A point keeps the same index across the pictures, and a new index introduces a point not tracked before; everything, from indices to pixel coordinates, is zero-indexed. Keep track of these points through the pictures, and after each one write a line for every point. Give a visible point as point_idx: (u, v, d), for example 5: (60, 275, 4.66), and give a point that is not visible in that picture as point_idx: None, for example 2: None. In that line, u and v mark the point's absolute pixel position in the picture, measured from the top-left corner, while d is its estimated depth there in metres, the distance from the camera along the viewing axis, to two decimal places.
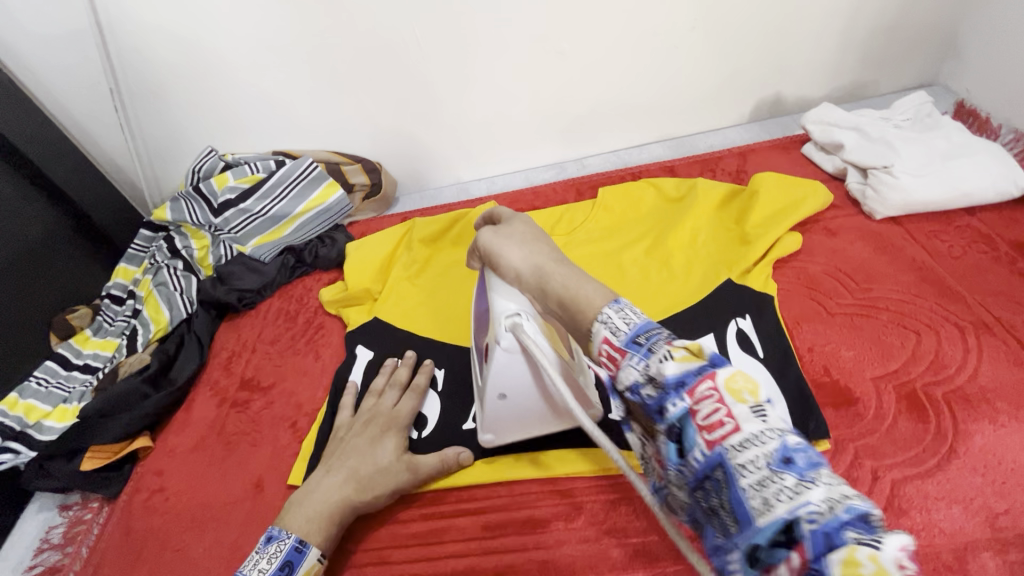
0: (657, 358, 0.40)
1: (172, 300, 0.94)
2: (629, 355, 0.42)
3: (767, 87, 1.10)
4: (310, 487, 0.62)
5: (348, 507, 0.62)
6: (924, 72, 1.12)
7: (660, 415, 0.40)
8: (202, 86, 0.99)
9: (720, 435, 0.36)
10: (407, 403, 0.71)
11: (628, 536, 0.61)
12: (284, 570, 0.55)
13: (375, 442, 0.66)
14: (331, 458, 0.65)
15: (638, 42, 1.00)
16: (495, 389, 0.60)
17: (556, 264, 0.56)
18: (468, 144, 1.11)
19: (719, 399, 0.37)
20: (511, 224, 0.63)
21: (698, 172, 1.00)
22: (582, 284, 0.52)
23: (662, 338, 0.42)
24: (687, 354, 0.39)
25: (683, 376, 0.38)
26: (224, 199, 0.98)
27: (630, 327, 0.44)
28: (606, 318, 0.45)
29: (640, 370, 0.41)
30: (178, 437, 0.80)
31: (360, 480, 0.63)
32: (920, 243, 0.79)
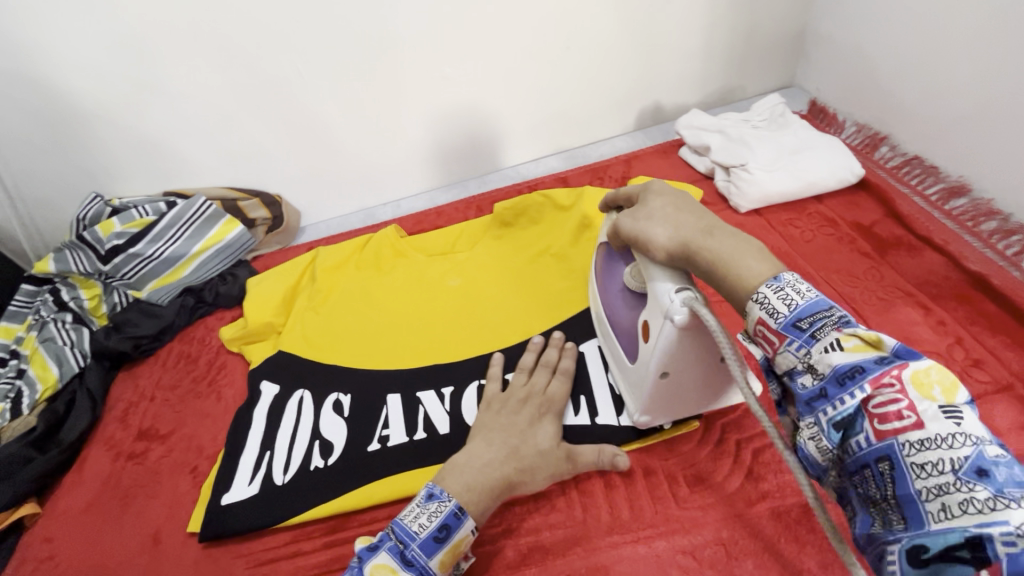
0: (822, 347, 0.42)
1: (62, 355, 0.88)
2: (788, 338, 0.44)
3: (645, 97, 1.18)
4: (467, 454, 0.61)
5: (507, 484, 0.60)
6: (783, 74, 1.24)
7: (813, 405, 0.43)
8: (78, 132, 0.97)
9: (895, 427, 0.38)
10: (558, 388, 0.70)
11: (521, 536, 0.63)
12: (443, 531, 0.54)
13: (536, 421, 0.65)
14: (486, 428, 0.64)
15: (516, 65, 1.06)
16: (657, 366, 0.58)
17: (704, 235, 0.51)
18: (368, 170, 1.13)
19: (901, 390, 0.39)
20: (647, 202, 0.58)
21: (588, 181, 1.06)
22: (747, 256, 0.48)
23: (825, 323, 0.43)
24: (905, 375, 0.39)
25: (858, 365, 0.40)
26: (111, 245, 0.94)
27: (790, 308, 0.44)
28: (762, 297, 0.45)
29: (799, 355, 0.44)
30: (69, 499, 0.76)
31: (517, 456, 0.61)
32: (778, 231, 0.87)
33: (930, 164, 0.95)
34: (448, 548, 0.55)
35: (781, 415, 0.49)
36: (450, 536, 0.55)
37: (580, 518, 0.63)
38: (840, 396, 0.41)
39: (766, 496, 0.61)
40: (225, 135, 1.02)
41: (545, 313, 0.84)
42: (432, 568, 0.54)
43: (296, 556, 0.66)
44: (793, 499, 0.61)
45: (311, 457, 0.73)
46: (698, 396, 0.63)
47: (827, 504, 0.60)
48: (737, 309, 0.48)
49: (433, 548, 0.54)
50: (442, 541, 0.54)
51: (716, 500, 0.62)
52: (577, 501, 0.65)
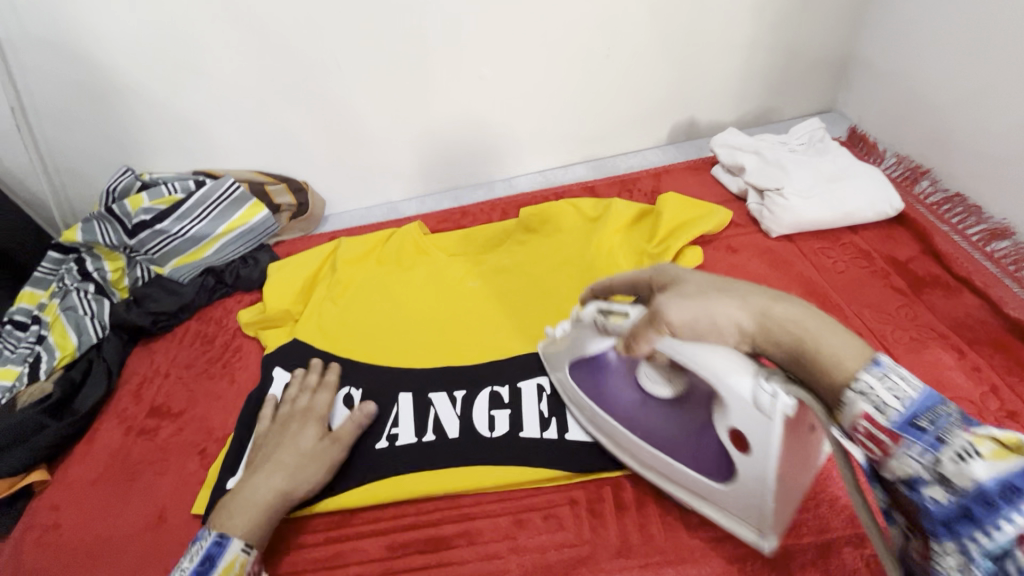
0: (953, 453, 0.37)
1: (81, 325, 0.90)
2: (904, 439, 0.39)
3: (681, 112, 1.16)
4: (250, 487, 0.62)
5: (281, 503, 0.63)
6: (823, 99, 1.21)
7: (879, 463, 0.41)
8: (114, 106, 0.97)
9: (959, 484, 0.37)
10: (319, 399, 0.74)
11: (528, 550, 0.62)
12: (204, 564, 0.55)
13: (279, 439, 0.68)
14: (268, 459, 0.65)
15: (553, 70, 1.05)
16: (772, 472, 0.48)
17: (778, 301, 0.45)
18: (395, 164, 1.12)
19: None
20: (683, 281, 0.50)
21: (616, 193, 1.05)
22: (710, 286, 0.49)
23: (951, 422, 0.38)
24: (998, 450, 0.36)
25: (1005, 477, 0.36)
26: (138, 220, 0.95)
27: (901, 404, 0.39)
28: (863, 387, 0.40)
29: (923, 461, 0.38)
30: (78, 469, 0.77)
31: (289, 470, 0.64)
32: (809, 259, 0.85)
33: (972, 203, 0.92)
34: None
35: (888, 524, 0.44)
36: (214, 566, 0.55)
37: (587, 538, 0.62)
38: (990, 521, 0.36)
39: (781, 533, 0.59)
40: (257, 119, 1.02)
41: None
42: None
43: (296, 549, 0.65)
44: (810, 539, 0.59)
45: None
46: (804, 472, 0.51)
47: (846, 548, 0.58)
48: (827, 406, 0.42)
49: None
50: (207, 572, 0.54)
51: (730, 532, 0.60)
52: (584, 521, 0.63)
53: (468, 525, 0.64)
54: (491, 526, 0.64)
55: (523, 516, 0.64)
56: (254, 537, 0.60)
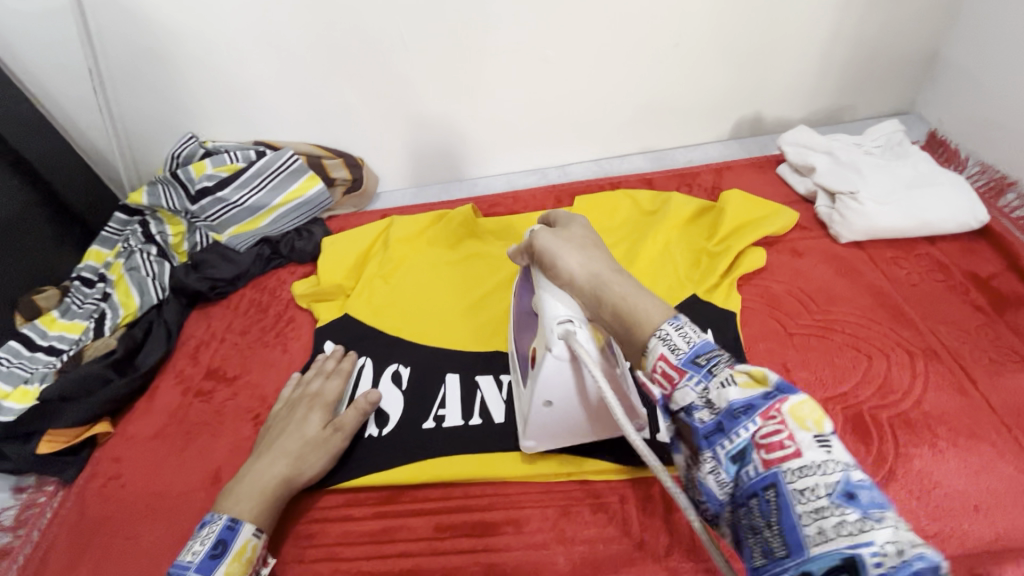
0: (718, 382, 0.42)
1: (143, 285, 0.94)
2: (687, 374, 0.43)
3: (748, 106, 1.12)
4: (254, 473, 0.63)
5: (284, 490, 0.63)
6: (900, 99, 1.14)
7: (711, 440, 0.41)
8: (183, 74, 0.99)
9: (779, 456, 0.37)
10: (331, 385, 0.73)
11: (575, 543, 0.60)
12: (218, 547, 0.56)
13: (289, 425, 0.68)
14: (272, 444, 0.65)
15: (620, 57, 1.02)
16: (541, 394, 0.59)
17: (614, 273, 0.55)
18: (451, 144, 1.12)
19: (783, 424, 0.38)
20: (569, 228, 0.61)
21: (675, 186, 1.02)
22: (643, 301, 0.50)
23: (721, 362, 0.43)
24: (750, 381, 0.41)
25: (749, 401, 0.40)
26: (201, 186, 0.98)
27: (689, 345, 0.44)
28: (665, 334, 0.45)
29: (698, 391, 0.42)
30: (139, 425, 0.80)
31: (293, 457, 0.64)
32: (881, 268, 0.81)
33: None
34: (232, 559, 0.56)
35: (677, 456, 0.45)
36: (228, 549, 0.56)
37: (637, 536, 0.59)
38: (735, 430, 0.40)
39: None
40: (320, 93, 1.02)
41: None
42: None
43: (343, 519, 0.65)
44: None
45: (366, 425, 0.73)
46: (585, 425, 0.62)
47: None
48: (640, 353, 0.48)
49: (211, 566, 0.55)
50: (220, 556, 0.56)
51: None
52: (633, 518, 0.61)
53: (517, 512, 0.63)
54: (539, 517, 0.62)
55: (572, 507, 0.63)
56: (259, 522, 0.60)
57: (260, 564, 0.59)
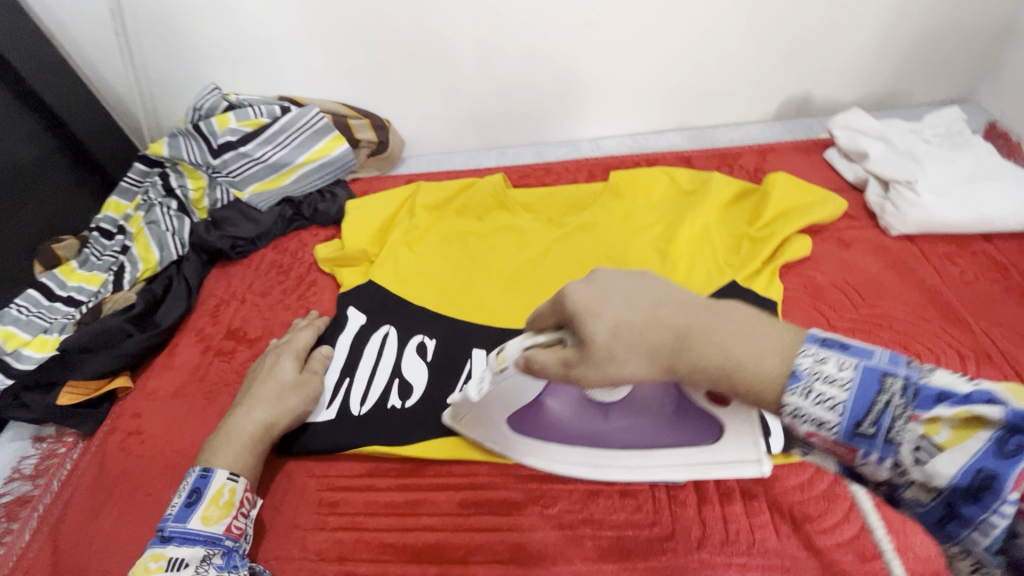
0: (909, 450, 0.33)
1: (163, 240, 0.91)
2: (860, 448, 0.35)
3: (797, 85, 1.06)
4: (234, 422, 0.63)
5: (265, 434, 0.64)
6: (961, 86, 1.08)
7: (954, 524, 0.33)
8: (208, 19, 0.94)
9: (1023, 508, 0.30)
10: (302, 335, 0.75)
11: (602, 528, 0.58)
12: (193, 495, 0.56)
13: (265, 375, 0.69)
14: (249, 393, 0.67)
15: (669, 25, 0.96)
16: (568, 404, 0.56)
17: (684, 330, 0.41)
18: (483, 110, 1.07)
19: (1000, 465, 0.30)
20: (597, 330, 0.43)
21: (715, 166, 0.98)
22: (747, 329, 0.39)
23: (892, 411, 0.34)
24: (958, 429, 0.32)
25: (973, 463, 0.31)
26: (224, 140, 0.94)
27: (840, 413, 0.35)
28: (798, 411, 0.36)
29: (887, 465, 0.34)
30: (159, 381, 0.79)
31: (271, 401, 0.66)
32: (933, 264, 0.77)
33: None
34: (209, 504, 0.56)
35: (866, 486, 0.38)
36: (202, 496, 0.56)
37: (668, 525, 0.58)
38: (983, 513, 0.31)
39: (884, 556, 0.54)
40: (350, 48, 0.97)
41: None
42: (208, 529, 0.55)
43: (368, 489, 0.64)
44: (917, 566, 0.53)
45: (389, 395, 0.71)
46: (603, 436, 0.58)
47: None
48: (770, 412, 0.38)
49: (188, 514, 0.55)
50: (196, 503, 0.56)
51: (827, 545, 0.55)
52: (664, 506, 0.59)
53: (544, 493, 0.61)
54: (567, 498, 0.60)
55: (601, 491, 0.60)
56: (241, 467, 0.60)
57: (246, 505, 0.59)
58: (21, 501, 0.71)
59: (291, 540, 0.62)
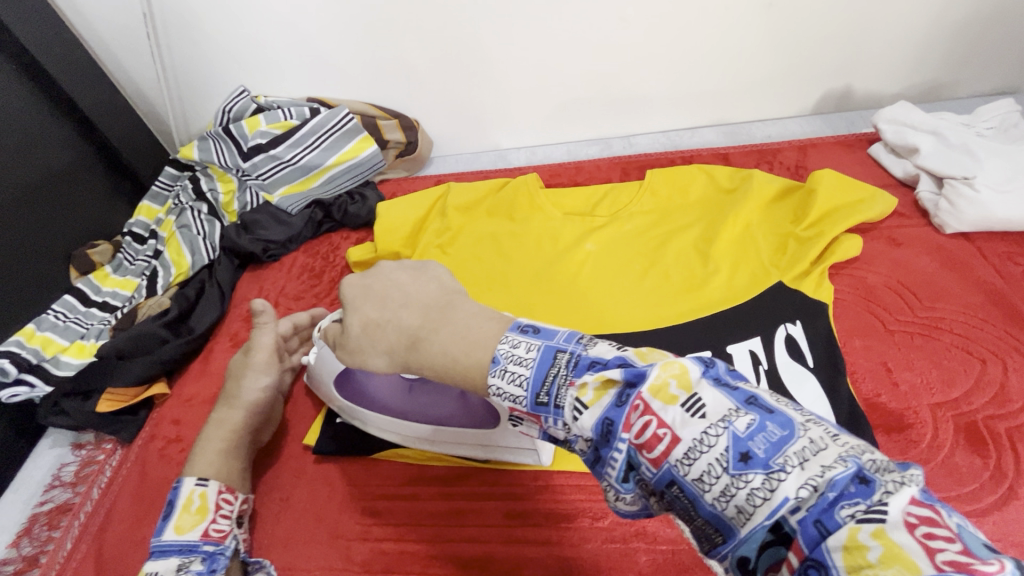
0: (570, 411, 0.37)
1: (195, 244, 0.91)
2: (542, 416, 0.39)
3: (837, 79, 1.02)
4: (208, 427, 0.63)
5: (239, 439, 0.63)
6: (1009, 77, 1.04)
7: (598, 469, 0.36)
8: (238, 21, 0.93)
9: (662, 449, 0.33)
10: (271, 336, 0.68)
11: (656, 542, 0.56)
12: (164, 508, 0.56)
13: (238, 372, 0.66)
14: (223, 397, 0.65)
15: (707, 18, 0.93)
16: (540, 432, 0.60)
17: (428, 330, 0.46)
18: (513, 109, 1.05)
19: (648, 411, 0.34)
20: (349, 322, 0.52)
21: (754, 163, 0.95)
22: (476, 322, 0.44)
23: (560, 381, 0.37)
24: (598, 391, 0.36)
25: (603, 417, 0.35)
26: (254, 143, 0.94)
27: (524, 388, 0.39)
28: (499, 389, 0.40)
29: (563, 428, 0.38)
30: (195, 387, 0.78)
31: (242, 402, 0.65)
32: (993, 264, 0.74)
33: None
34: (180, 512, 0.55)
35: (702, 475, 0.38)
36: (174, 506, 0.55)
37: None
38: (610, 455, 0.35)
39: None
40: (379, 48, 0.96)
41: (695, 300, 0.76)
42: (182, 537, 0.54)
43: (409, 498, 0.63)
44: None
45: None
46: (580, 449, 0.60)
47: None
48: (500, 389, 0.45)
49: (162, 526, 0.54)
50: (169, 515, 0.55)
51: None
52: None
53: (595, 504, 0.59)
54: (618, 510, 0.58)
55: None
56: (215, 472, 0.60)
57: (224, 507, 0.58)
58: (62, 509, 0.70)
59: (334, 551, 0.60)
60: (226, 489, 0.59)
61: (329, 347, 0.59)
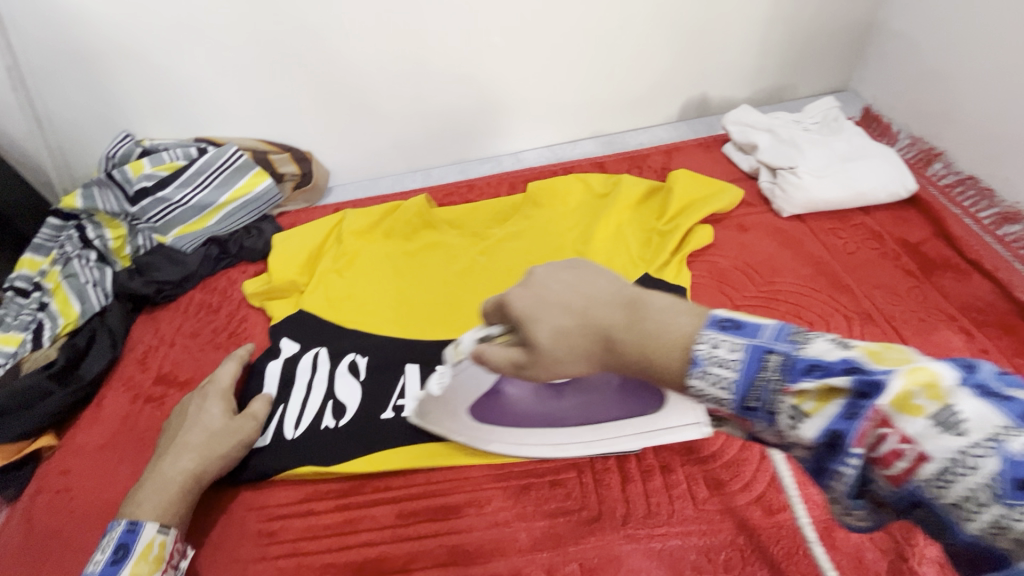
0: (785, 418, 0.38)
1: (84, 293, 0.89)
2: (750, 420, 0.40)
3: (693, 88, 1.14)
4: (158, 473, 0.61)
5: (193, 485, 0.62)
6: (838, 77, 1.19)
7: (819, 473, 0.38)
8: (113, 68, 0.94)
9: (907, 466, 0.34)
10: (224, 370, 0.72)
11: (535, 519, 0.61)
12: (116, 553, 0.54)
13: (193, 418, 0.66)
14: (175, 440, 0.64)
15: (567, 41, 1.03)
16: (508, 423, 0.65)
17: (617, 328, 0.45)
18: (402, 134, 1.10)
19: (887, 423, 0.34)
20: (536, 332, 0.48)
21: (626, 169, 1.04)
22: (674, 317, 0.43)
23: (774, 388, 0.38)
24: (819, 399, 0.36)
25: (828, 428, 0.36)
26: (140, 186, 0.94)
27: (727, 393, 0.40)
28: (699, 392, 0.41)
29: (772, 432, 0.40)
30: (86, 435, 0.77)
31: (200, 449, 0.64)
32: (820, 239, 0.85)
33: (984, 186, 0.91)
34: (137, 558, 0.54)
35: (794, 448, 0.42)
36: (130, 552, 0.54)
37: (596, 508, 0.61)
38: (836, 465, 0.36)
39: (788, 507, 0.59)
40: (261, 87, 1.00)
41: None
42: None
43: (307, 514, 0.65)
44: (816, 514, 0.59)
45: (323, 416, 0.72)
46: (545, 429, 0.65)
47: None
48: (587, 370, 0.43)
49: (113, 571, 0.53)
50: (122, 560, 0.54)
51: (737, 504, 0.60)
52: (591, 490, 0.63)
53: (480, 494, 0.64)
54: (500, 496, 0.63)
55: (532, 484, 0.64)
56: (169, 518, 0.59)
57: (175, 558, 0.58)
58: None
59: None
60: (180, 539, 0.59)
61: (478, 360, 0.53)
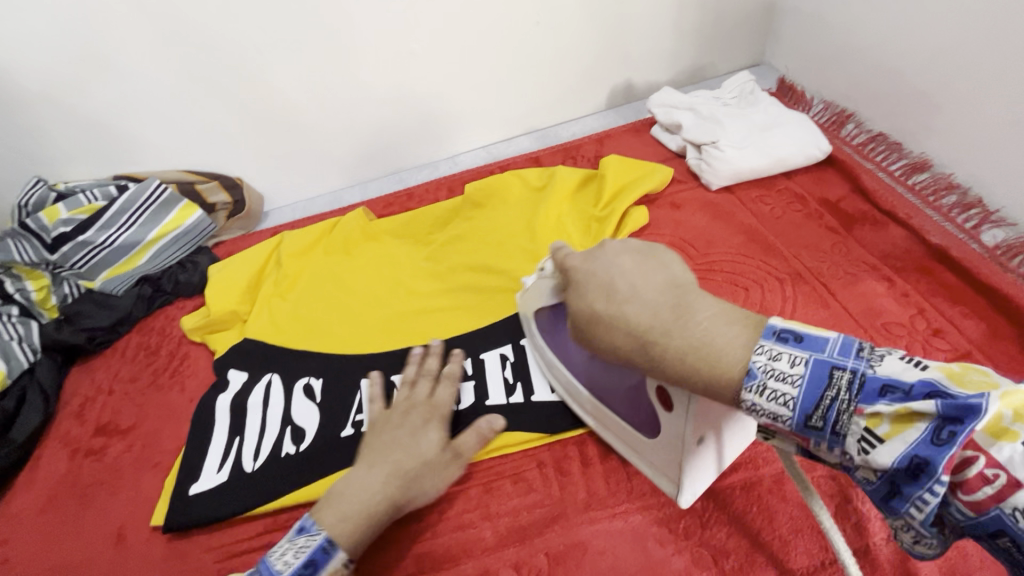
0: None
1: (8, 350, 0.82)
2: None
3: (617, 76, 1.17)
4: (356, 489, 0.57)
5: (383, 513, 0.56)
6: (753, 52, 1.24)
7: None
8: (13, 113, 0.89)
9: None
10: (443, 391, 0.66)
11: (499, 515, 0.62)
12: (308, 568, 0.52)
13: (408, 442, 0.60)
14: (385, 458, 0.58)
15: (487, 42, 1.04)
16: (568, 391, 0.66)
17: (658, 330, 0.46)
18: (334, 150, 1.09)
19: None
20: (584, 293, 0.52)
21: (561, 160, 1.05)
22: (715, 329, 0.45)
23: None
24: None
25: None
26: (58, 232, 0.89)
27: None
28: None
29: None
30: (24, 500, 0.73)
31: (405, 478, 0.58)
32: (749, 208, 0.88)
33: (893, 140, 0.96)
34: None
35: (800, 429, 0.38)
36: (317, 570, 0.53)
37: (557, 495, 0.62)
38: None
39: (740, 467, 0.61)
40: (178, 116, 0.96)
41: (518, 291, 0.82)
42: None
43: (267, 546, 0.65)
44: (767, 469, 0.61)
45: (283, 442, 0.71)
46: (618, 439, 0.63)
47: None
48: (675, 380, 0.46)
49: None
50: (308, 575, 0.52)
51: None
52: (553, 479, 0.63)
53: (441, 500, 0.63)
54: (463, 498, 0.63)
55: (494, 482, 0.64)
56: (352, 543, 0.55)
57: None
58: None
59: None
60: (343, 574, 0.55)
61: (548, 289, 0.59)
